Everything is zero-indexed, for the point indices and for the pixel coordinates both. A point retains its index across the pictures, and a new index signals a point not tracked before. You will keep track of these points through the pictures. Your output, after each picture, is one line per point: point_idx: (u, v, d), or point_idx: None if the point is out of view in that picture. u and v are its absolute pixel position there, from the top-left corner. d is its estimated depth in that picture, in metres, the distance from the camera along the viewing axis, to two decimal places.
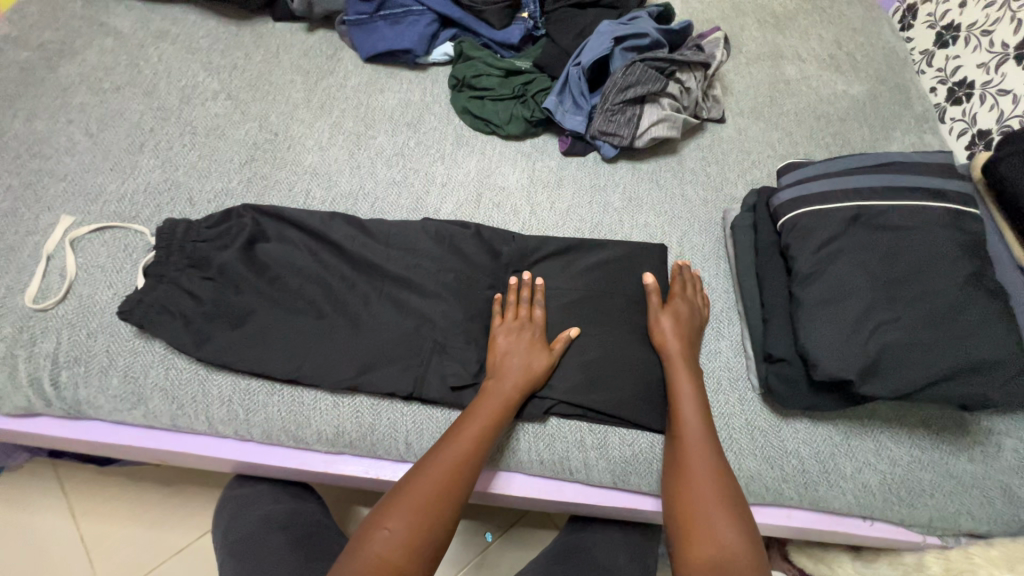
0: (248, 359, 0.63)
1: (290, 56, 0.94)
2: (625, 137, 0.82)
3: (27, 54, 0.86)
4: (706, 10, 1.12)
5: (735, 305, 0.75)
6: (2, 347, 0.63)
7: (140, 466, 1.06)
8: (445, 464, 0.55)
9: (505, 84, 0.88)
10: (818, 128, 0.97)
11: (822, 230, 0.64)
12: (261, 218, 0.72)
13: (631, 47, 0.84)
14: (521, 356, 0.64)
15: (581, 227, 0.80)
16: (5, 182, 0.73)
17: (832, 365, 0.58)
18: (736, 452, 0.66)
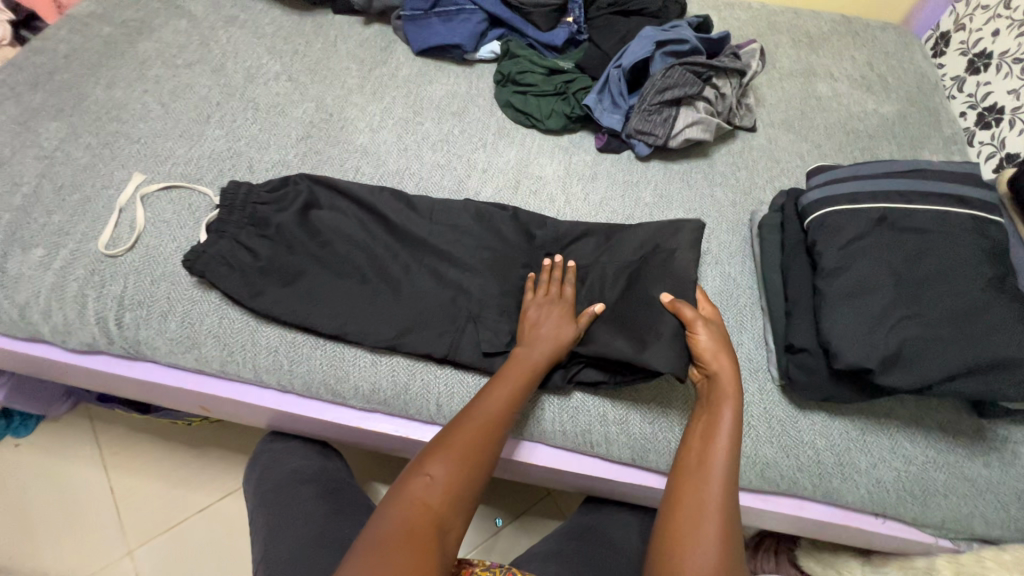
0: (297, 313, 0.68)
1: (347, 45, 1.00)
2: (660, 136, 0.86)
3: (110, 29, 0.93)
4: (742, 27, 1.16)
5: (759, 301, 0.78)
6: (75, 287, 0.68)
7: (171, 425, 1.11)
8: (479, 426, 0.58)
9: (548, 81, 0.93)
10: (847, 142, 1.00)
11: (848, 229, 0.67)
12: (316, 187, 0.77)
13: (671, 52, 0.89)
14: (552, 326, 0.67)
15: (613, 218, 0.84)
16: (86, 140, 0.79)
17: (853, 355, 0.60)
18: (754, 438, 0.68)
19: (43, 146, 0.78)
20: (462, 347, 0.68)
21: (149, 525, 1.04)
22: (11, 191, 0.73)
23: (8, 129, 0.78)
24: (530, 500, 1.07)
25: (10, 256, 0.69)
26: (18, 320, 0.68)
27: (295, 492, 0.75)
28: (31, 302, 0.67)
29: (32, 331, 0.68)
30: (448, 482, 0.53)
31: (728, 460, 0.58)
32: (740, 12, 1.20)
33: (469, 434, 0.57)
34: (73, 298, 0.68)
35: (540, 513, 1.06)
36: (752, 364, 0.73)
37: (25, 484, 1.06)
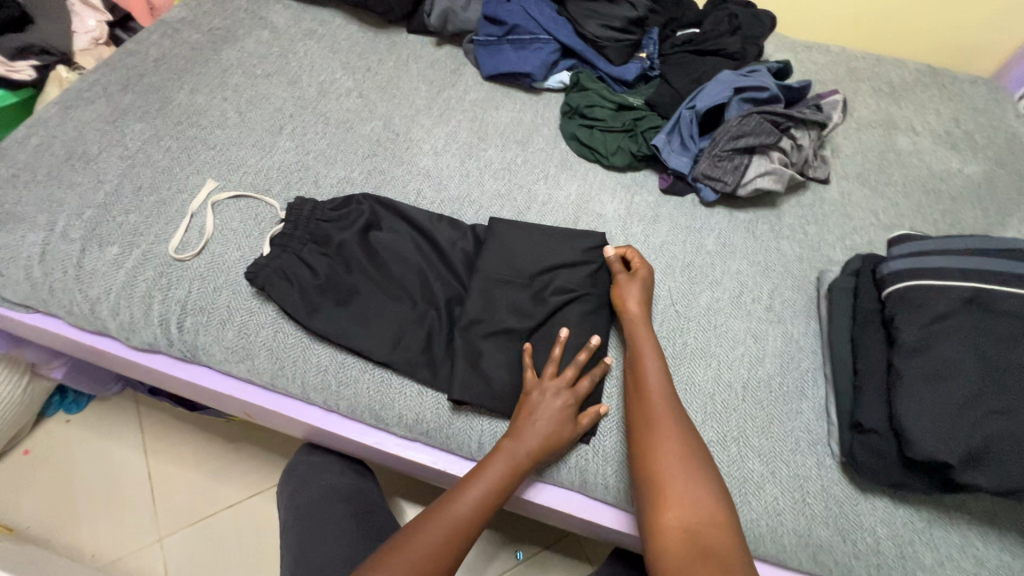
0: (349, 335, 0.68)
1: (418, 65, 1.00)
2: (729, 184, 0.83)
3: (198, 37, 0.97)
4: (820, 72, 1.12)
5: (823, 368, 0.74)
6: (143, 287, 0.71)
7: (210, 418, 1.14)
8: (458, 513, 0.58)
9: (617, 117, 0.91)
10: (927, 203, 0.94)
11: (933, 306, 0.62)
12: (376, 206, 0.78)
13: (748, 99, 0.86)
14: (550, 420, 0.62)
15: (672, 263, 0.81)
16: (166, 143, 0.82)
17: (930, 447, 0.56)
18: (808, 517, 0.64)
19: (127, 147, 0.81)
20: (507, 385, 0.67)
21: (180, 516, 1.06)
22: (94, 188, 0.76)
23: (97, 127, 0.82)
24: (552, 536, 1.05)
25: (87, 252, 0.72)
26: (87, 315, 0.71)
27: (329, 509, 0.76)
28: (102, 297, 0.70)
29: (99, 326, 0.71)
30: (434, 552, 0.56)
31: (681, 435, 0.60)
32: (819, 55, 1.15)
33: (441, 528, 0.57)
34: (141, 298, 0.70)
35: (562, 550, 1.03)
36: (811, 436, 0.69)
37: (70, 460, 1.09)
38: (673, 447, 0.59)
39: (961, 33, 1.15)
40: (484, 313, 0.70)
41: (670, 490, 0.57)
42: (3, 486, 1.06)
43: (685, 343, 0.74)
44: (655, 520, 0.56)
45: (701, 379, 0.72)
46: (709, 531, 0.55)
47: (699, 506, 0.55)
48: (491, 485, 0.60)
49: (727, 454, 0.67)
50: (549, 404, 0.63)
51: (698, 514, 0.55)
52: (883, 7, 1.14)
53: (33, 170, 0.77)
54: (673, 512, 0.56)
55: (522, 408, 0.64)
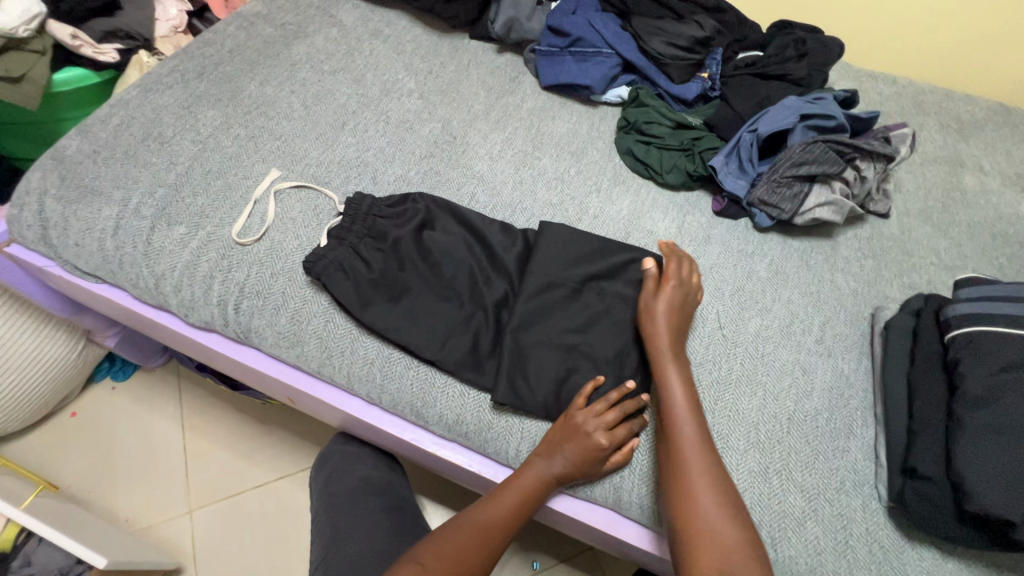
0: (398, 332, 0.69)
1: (479, 70, 1.02)
2: (787, 211, 0.82)
3: (271, 31, 1.01)
4: (885, 104, 1.09)
5: (873, 407, 0.71)
6: (205, 268, 0.73)
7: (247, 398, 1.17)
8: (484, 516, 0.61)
9: (674, 135, 0.91)
10: (993, 246, 0.90)
11: (1003, 355, 0.60)
12: (433, 206, 0.78)
13: (814, 127, 0.85)
14: (577, 449, 0.61)
15: (722, 287, 0.80)
16: (235, 131, 0.86)
17: (992, 503, 0.53)
18: (850, 560, 0.62)
19: (199, 131, 0.85)
20: (550, 393, 0.67)
21: (211, 491, 1.09)
22: (166, 169, 0.80)
23: (173, 111, 0.86)
24: (571, 550, 1.05)
25: (156, 229, 0.75)
26: (151, 289, 0.74)
27: (360, 500, 0.77)
28: (166, 274, 0.73)
29: (161, 301, 0.74)
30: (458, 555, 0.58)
31: (712, 467, 0.59)
32: (885, 86, 1.13)
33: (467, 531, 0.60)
34: (203, 278, 0.73)
35: (579, 566, 1.04)
36: (858, 477, 0.66)
37: (112, 425, 1.14)
38: (700, 470, 0.58)
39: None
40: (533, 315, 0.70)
41: (695, 507, 0.56)
42: (49, 445, 1.11)
43: (730, 369, 0.73)
44: (683, 547, 0.56)
45: (745, 407, 0.70)
46: (736, 559, 0.53)
47: (734, 541, 0.54)
48: (520, 501, 0.61)
49: (769, 487, 0.65)
50: (579, 435, 0.62)
51: (722, 530, 0.55)
52: (969, 44, 1.11)
53: (112, 147, 0.81)
54: (700, 536, 0.55)
55: (558, 432, 0.64)
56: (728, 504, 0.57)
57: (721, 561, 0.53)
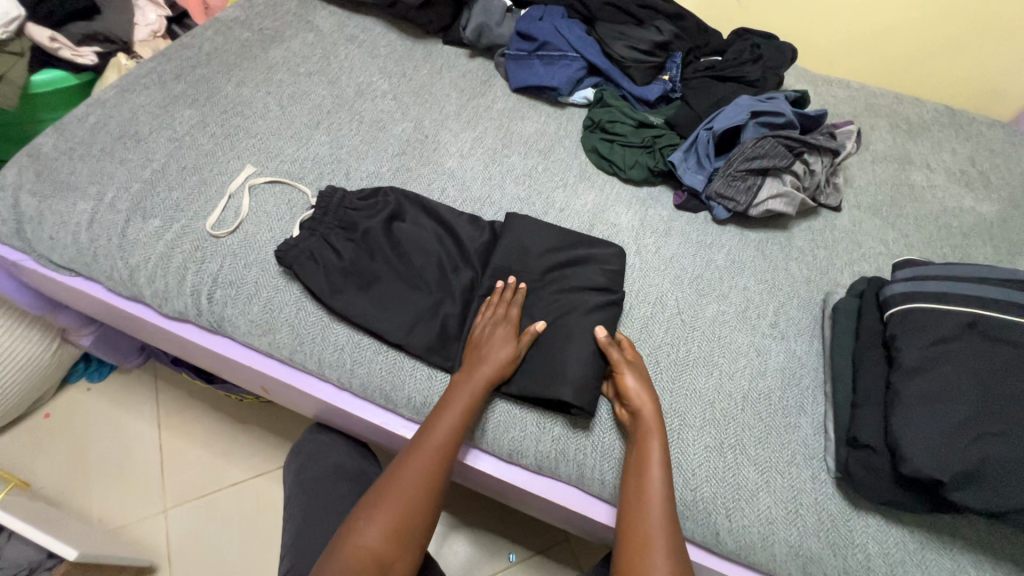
0: (365, 319, 0.71)
1: (451, 74, 1.06)
2: (742, 203, 0.86)
3: (249, 35, 1.04)
4: (838, 106, 1.15)
5: (823, 385, 0.75)
6: (180, 259, 0.75)
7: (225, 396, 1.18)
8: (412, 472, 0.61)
9: (636, 133, 0.95)
10: (938, 236, 0.95)
11: (935, 329, 0.64)
12: (405, 200, 0.82)
13: (765, 123, 0.90)
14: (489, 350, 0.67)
15: (682, 275, 0.84)
16: (211, 129, 0.88)
17: (924, 464, 0.57)
18: (800, 528, 0.65)
19: (175, 130, 0.87)
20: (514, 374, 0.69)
21: (186, 489, 1.09)
22: (142, 165, 0.82)
23: (150, 111, 0.88)
24: (547, 541, 1.07)
25: (131, 223, 0.77)
26: (125, 281, 0.75)
27: (332, 487, 0.78)
28: (141, 266, 0.75)
29: (135, 292, 0.76)
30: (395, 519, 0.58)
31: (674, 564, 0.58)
32: (838, 89, 1.19)
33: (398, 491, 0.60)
34: (177, 269, 0.75)
35: (554, 558, 1.05)
36: (808, 450, 0.70)
37: (86, 426, 1.14)
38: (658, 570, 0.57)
39: (997, 82, 1.17)
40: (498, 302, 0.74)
41: (652, 533, 0.59)
42: (21, 446, 1.10)
43: (688, 351, 0.76)
44: None
45: (703, 386, 0.73)
46: None
47: None
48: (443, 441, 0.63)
49: (723, 461, 0.68)
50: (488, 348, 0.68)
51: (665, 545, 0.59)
52: (917, 49, 1.17)
53: (88, 144, 0.83)
54: None
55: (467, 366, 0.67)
56: None
57: None
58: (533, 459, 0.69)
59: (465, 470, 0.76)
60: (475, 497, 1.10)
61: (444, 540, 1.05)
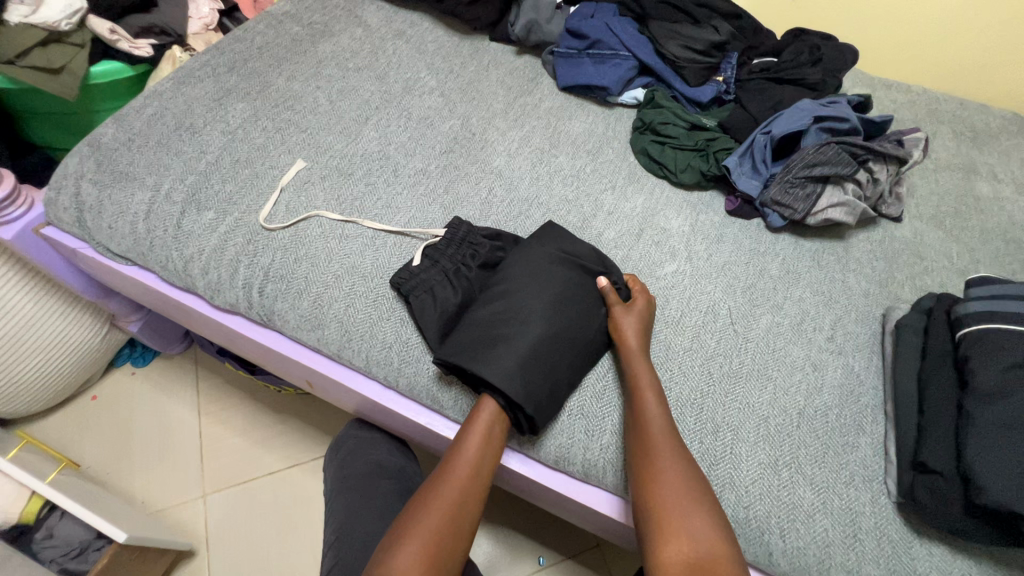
0: (466, 342, 0.67)
1: (498, 71, 1.04)
2: (799, 211, 0.83)
3: (299, 29, 1.05)
4: (898, 111, 1.10)
5: (883, 405, 0.72)
6: (233, 251, 0.76)
7: (280, 407, 1.18)
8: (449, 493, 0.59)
9: (689, 136, 0.93)
10: (1006, 251, 0.90)
11: (1014, 352, 0.61)
12: (544, 232, 0.78)
13: (827, 128, 0.87)
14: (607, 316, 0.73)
15: (734, 284, 0.81)
16: (263, 123, 0.89)
17: (1001, 495, 0.54)
18: (859, 553, 0.62)
19: (228, 123, 0.88)
20: (567, 388, 0.67)
21: (225, 477, 1.11)
22: (197, 157, 0.83)
23: (205, 104, 0.89)
24: (577, 547, 1.06)
25: (186, 214, 0.78)
26: (180, 272, 0.77)
27: (373, 484, 0.79)
28: (195, 257, 0.76)
29: (189, 283, 0.77)
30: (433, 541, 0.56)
31: (690, 483, 0.58)
32: (898, 93, 1.14)
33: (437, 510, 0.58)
34: (229, 262, 0.76)
35: (586, 563, 1.04)
36: (867, 472, 0.67)
37: (131, 410, 1.17)
38: (670, 485, 0.58)
39: None
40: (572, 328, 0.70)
41: (659, 449, 0.60)
42: (69, 427, 1.14)
43: (741, 363, 0.74)
44: (655, 558, 0.55)
45: (756, 401, 0.71)
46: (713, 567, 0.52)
47: (713, 553, 0.53)
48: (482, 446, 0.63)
49: (778, 479, 0.66)
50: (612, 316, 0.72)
51: (701, 542, 0.54)
52: (987, 56, 1.11)
53: (145, 136, 0.85)
54: (674, 546, 0.54)
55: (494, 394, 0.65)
56: (693, 505, 0.56)
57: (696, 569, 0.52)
58: (580, 467, 0.68)
59: (503, 472, 0.75)
60: (508, 499, 1.09)
61: (475, 541, 1.05)
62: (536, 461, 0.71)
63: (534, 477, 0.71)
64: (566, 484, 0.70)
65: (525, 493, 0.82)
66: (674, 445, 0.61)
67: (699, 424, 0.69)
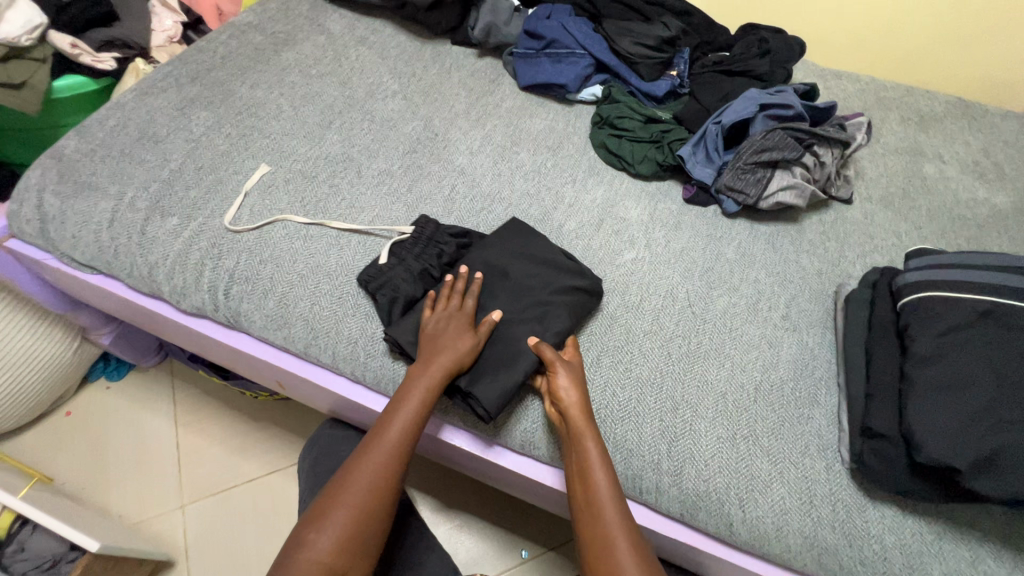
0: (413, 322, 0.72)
1: (460, 73, 1.07)
2: (751, 196, 0.86)
3: (262, 38, 1.06)
4: (848, 99, 1.15)
5: (836, 377, 0.75)
6: (198, 256, 0.77)
7: (258, 413, 1.18)
8: (378, 456, 0.61)
9: (645, 129, 0.96)
10: (951, 228, 0.94)
11: (948, 317, 0.64)
12: (506, 229, 0.81)
13: (774, 116, 0.90)
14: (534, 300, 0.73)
15: (692, 268, 0.84)
16: (226, 130, 0.90)
17: (938, 451, 0.57)
18: (814, 518, 0.65)
19: (192, 131, 0.89)
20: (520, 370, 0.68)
21: (203, 486, 1.10)
22: (161, 165, 0.84)
23: (168, 113, 0.91)
24: (558, 538, 1.07)
25: (150, 221, 0.79)
26: (145, 278, 0.77)
27: None
28: (159, 263, 0.77)
29: (154, 289, 0.78)
30: (360, 508, 0.59)
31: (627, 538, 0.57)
32: (848, 83, 1.18)
33: (366, 476, 0.60)
34: (194, 266, 0.77)
35: (567, 553, 1.05)
36: (821, 441, 0.69)
37: (106, 425, 1.16)
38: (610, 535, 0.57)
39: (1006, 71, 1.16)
40: (517, 315, 0.73)
41: (597, 496, 0.60)
42: (43, 444, 1.13)
43: (699, 343, 0.76)
44: None
45: (714, 379, 0.73)
46: None
47: None
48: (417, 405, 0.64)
49: (736, 452, 0.68)
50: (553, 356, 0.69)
51: None
52: (927, 41, 1.16)
53: (108, 146, 0.85)
54: None
55: (425, 363, 0.66)
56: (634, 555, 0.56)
57: None
58: (545, 451, 0.70)
59: (472, 460, 0.77)
60: (489, 495, 1.10)
61: (457, 537, 1.06)
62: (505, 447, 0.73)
63: (506, 465, 0.72)
64: (537, 470, 0.71)
65: (498, 482, 0.83)
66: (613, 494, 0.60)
67: (659, 403, 0.71)
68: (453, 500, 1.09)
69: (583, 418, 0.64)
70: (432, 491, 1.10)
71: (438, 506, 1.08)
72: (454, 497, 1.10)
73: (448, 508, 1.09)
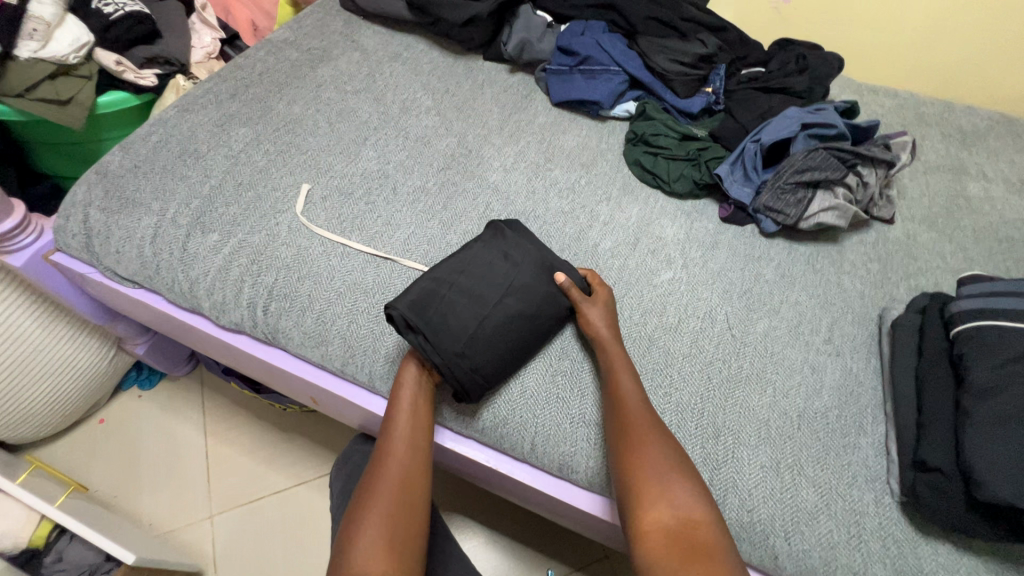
0: (451, 328, 0.69)
1: (492, 89, 1.07)
2: (792, 216, 0.84)
3: (298, 54, 1.08)
4: (886, 115, 1.12)
5: (883, 405, 0.72)
6: (238, 272, 0.78)
7: (287, 424, 1.19)
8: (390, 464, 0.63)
9: (681, 146, 0.95)
10: (998, 250, 0.91)
11: (1009, 348, 0.61)
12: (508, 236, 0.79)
13: (814, 135, 0.89)
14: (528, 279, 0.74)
15: (730, 289, 0.82)
16: (265, 146, 0.91)
17: (1001, 489, 0.55)
18: (864, 554, 0.62)
19: (231, 147, 0.90)
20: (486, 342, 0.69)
21: (232, 497, 1.11)
22: (201, 181, 0.85)
23: (208, 129, 0.92)
24: (586, 559, 1.05)
25: (191, 237, 0.80)
26: (185, 293, 0.78)
27: None
28: (200, 279, 0.78)
29: (195, 304, 0.79)
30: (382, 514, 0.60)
31: (671, 456, 0.61)
32: (885, 98, 1.16)
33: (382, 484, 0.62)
34: (234, 282, 0.77)
35: (594, 574, 1.04)
36: (870, 472, 0.67)
37: (139, 432, 1.17)
38: (650, 453, 0.61)
39: None
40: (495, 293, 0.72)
41: (633, 418, 0.63)
42: (78, 450, 1.15)
43: (740, 368, 0.75)
44: (637, 526, 0.57)
45: (756, 404, 0.72)
46: (695, 530, 0.55)
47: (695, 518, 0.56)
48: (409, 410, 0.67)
49: (781, 482, 0.66)
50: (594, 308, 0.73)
51: (685, 512, 0.56)
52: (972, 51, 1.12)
53: (151, 162, 0.87)
54: (655, 512, 0.57)
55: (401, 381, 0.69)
56: (672, 470, 0.60)
57: (681, 533, 0.55)
58: (584, 476, 0.68)
59: (504, 481, 0.77)
60: (515, 513, 1.09)
61: (484, 554, 1.05)
62: (539, 468, 0.72)
63: (539, 487, 0.72)
64: (568, 492, 0.71)
65: (527, 502, 0.82)
66: (645, 410, 0.64)
67: (701, 429, 0.69)
68: (480, 516, 1.09)
69: (616, 353, 0.69)
70: (458, 507, 1.09)
71: (464, 523, 1.08)
72: (480, 514, 1.09)
73: (475, 524, 1.08)
